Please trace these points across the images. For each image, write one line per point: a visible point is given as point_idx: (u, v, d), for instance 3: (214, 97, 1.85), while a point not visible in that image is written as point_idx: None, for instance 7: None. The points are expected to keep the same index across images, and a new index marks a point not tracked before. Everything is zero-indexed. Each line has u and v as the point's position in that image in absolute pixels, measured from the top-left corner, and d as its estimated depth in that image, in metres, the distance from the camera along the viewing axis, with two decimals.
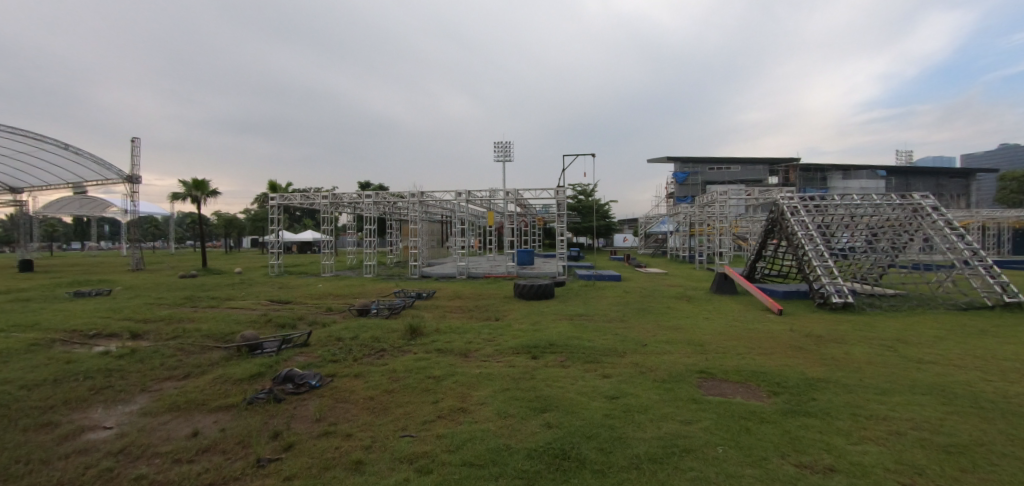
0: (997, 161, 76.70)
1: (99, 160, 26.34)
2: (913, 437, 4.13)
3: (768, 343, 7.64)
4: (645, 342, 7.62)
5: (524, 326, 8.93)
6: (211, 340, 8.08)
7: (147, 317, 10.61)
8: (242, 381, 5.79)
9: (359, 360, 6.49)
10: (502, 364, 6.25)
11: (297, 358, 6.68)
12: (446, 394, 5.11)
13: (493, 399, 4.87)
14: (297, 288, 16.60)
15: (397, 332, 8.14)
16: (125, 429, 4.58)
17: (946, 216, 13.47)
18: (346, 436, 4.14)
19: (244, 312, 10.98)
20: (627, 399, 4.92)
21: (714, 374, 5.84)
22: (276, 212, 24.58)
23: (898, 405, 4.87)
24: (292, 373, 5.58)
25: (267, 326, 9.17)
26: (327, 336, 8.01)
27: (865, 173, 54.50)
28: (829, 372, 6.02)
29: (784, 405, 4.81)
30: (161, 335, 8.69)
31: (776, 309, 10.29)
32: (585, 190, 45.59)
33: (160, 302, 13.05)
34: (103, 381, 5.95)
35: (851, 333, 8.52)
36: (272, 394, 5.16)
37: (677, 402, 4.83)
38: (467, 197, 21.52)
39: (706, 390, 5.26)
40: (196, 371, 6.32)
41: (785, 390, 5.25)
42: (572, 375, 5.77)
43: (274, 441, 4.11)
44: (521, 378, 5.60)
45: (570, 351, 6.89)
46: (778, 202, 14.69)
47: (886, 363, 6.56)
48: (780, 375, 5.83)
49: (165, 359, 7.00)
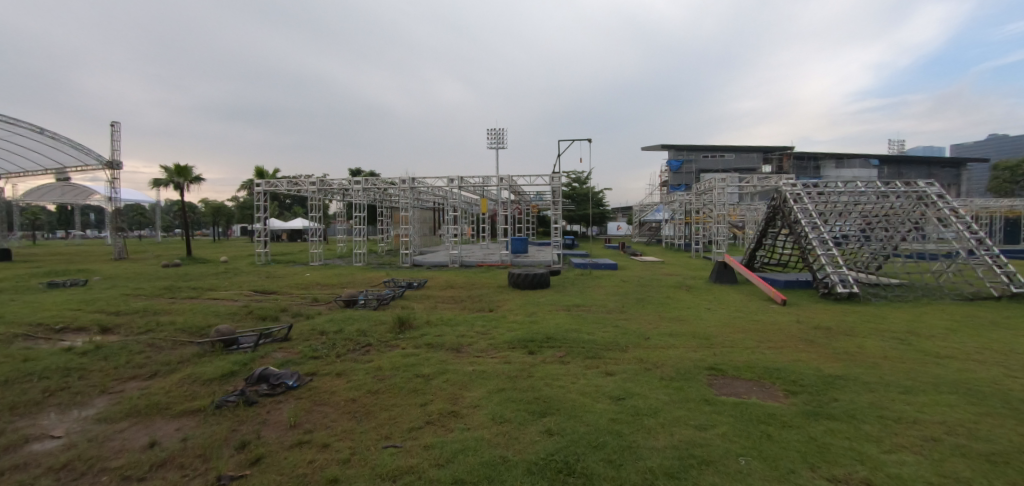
0: (987, 150, 77.36)
1: (77, 144, 25.27)
2: (950, 444, 3.76)
3: (777, 336, 7.25)
4: (649, 335, 7.20)
5: (519, 318, 8.48)
6: (184, 334, 7.55)
7: (120, 309, 10.01)
8: (212, 380, 5.29)
9: (343, 357, 6.00)
10: (498, 360, 5.80)
11: (275, 354, 6.18)
12: (436, 395, 4.65)
13: (487, 402, 4.43)
14: (284, 277, 16.05)
15: (385, 324, 7.65)
16: (74, 440, 4.08)
17: (952, 204, 13.14)
18: (321, 447, 3.68)
19: (224, 303, 10.44)
20: (634, 400, 4.51)
21: (724, 371, 5.43)
22: (262, 198, 23.82)
23: (926, 407, 4.50)
24: (267, 373, 5.12)
25: (248, 319, 8.65)
26: (310, 329, 7.52)
27: (857, 162, 54.76)
28: (846, 369, 5.64)
29: (806, 406, 4.42)
30: (133, 329, 8.14)
31: (779, 299, 9.92)
32: (579, 177, 45.04)
33: (136, 293, 12.44)
34: (58, 382, 5.41)
35: (861, 325, 8.17)
36: (243, 397, 4.70)
37: (689, 404, 4.42)
38: (459, 184, 20.86)
39: (717, 389, 4.86)
40: (165, 370, 5.81)
41: (803, 390, 4.86)
42: (572, 373, 5.34)
43: (239, 454, 3.64)
44: (518, 377, 5.15)
45: (569, 346, 6.47)
46: (781, 189, 14.33)
47: (903, 358, 6.20)
48: (796, 372, 5.43)
49: (133, 356, 6.48)
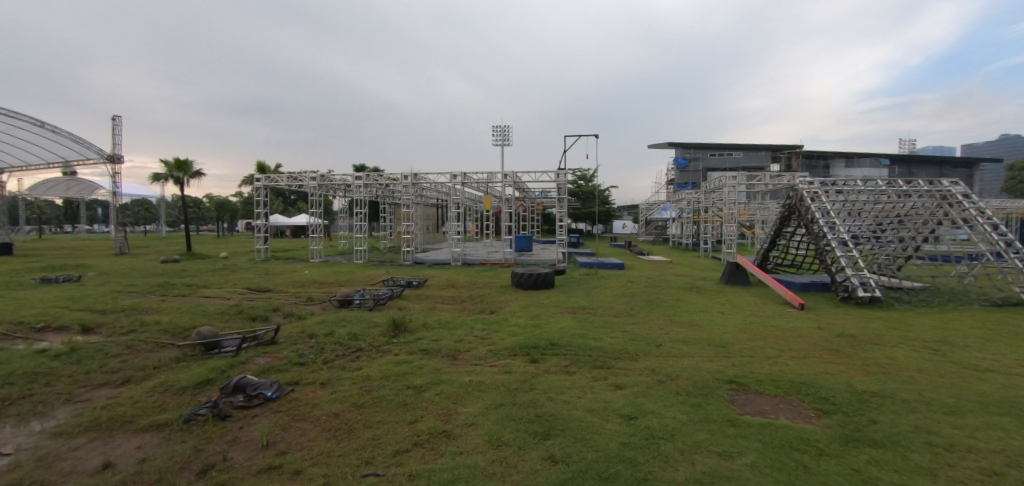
0: (1000, 151, 75.97)
1: (78, 138, 24.98)
2: (1016, 480, 3.24)
3: (799, 344, 6.72)
4: (660, 342, 6.71)
5: (521, 321, 8.01)
6: (168, 336, 7.15)
7: (107, 307, 9.64)
8: (185, 390, 4.86)
9: (330, 364, 5.55)
10: (497, 370, 5.33)
11: (258, 360, 5.74)
12: (427, 411, 4.19)
13: (484, 420, 3.96)
14: (282, 274, 15.67)
15: (379, 327, 7.20)
16: (21, 458, 3.64)
17: (978, 204, 12.51)
18: (292, 474, 3.23)
19: (215, 302, 10.07)
20: (649, 419, 4.03)
21: (746, 385, 4.92)
22: (262, 194, 23.48)
23: (979, 432, 3.99)
24: (244, 382, 4.68)
25: (237, 319, 8.23)
26: (299, 332, 7.07)
27: (867, 161, 53.76)
28: (880, 384, 5.13)
29: (841, 430, 3.92)
30: (116, 329, 7.75)
31: (797, 303, 9.35)
32: (585, 175, 44.38)
33: (127, 290, 12.07)
34: (21, 390, 4.99)
35: (888, 333, 7.64)
36: (215, 409, 4.26)
37: (709, 425, 3.93)
38: (462, 180, 20.36)
39: (739, 406, 4.37)
40: (139, 376, 5.38)
41: (836, 410, 4.35)
42: (579, 385, 4.86)
43: (200, 482, 3.19)
44: (519, 389, 4.68)
45: (574, 354, 5.99)
46: (797, 187, 13.76)
47: (940, 371, 5.68)
48: (826, 388, 4.91)
49: (108, 359, 6.06)
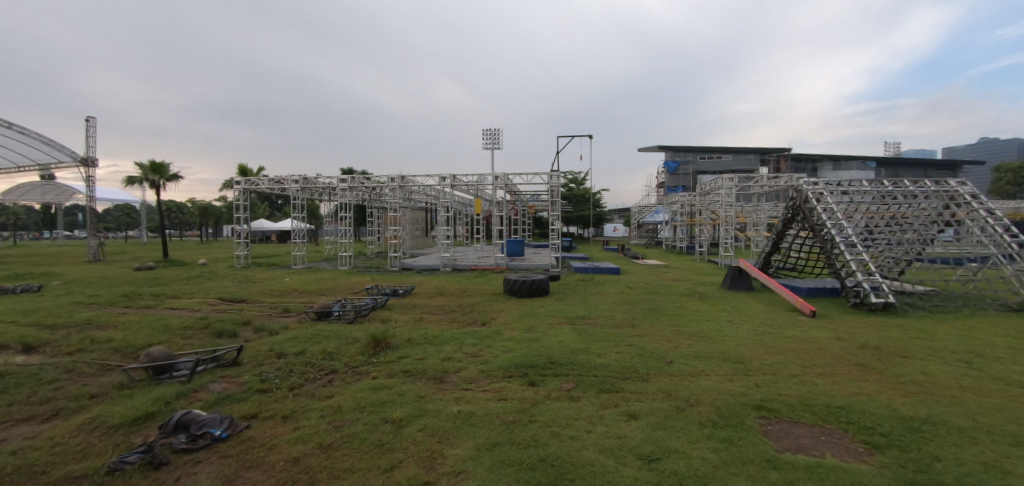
0: (979, 153, 77.51)
1: (47, 139, 23.78)
2: None
3: (823, 360, 6.09)
4: (670, 358, 6.04)
5: (516, 334, 7.31)
6: (117, 357, 6.32)
7: (58, 322, 8.72)
8: (118, 428, 4.08)
9: (297, 391, 4.81)
10: (491, 396, 4.63)
11: (216, 387, 4.97)
12: (407, 454, 3.48)
13: (476, 467, 3.26)
14: (261, 283, 14.79)
15: (357, 344, 6.45)
16: None
17: (987, 205, 12.08)
18: None
19: (180, 315, 9.21)
20: (673, 461, 3.35)
21: (778, 412, 4.28)
22: (242, 197, 22.50)
23: None
24: (189, 417, 3.92)
25: (200, 335, 7.41)
26: (266, 350, 6.29)
27: (854, 164, 54.43)
28: (926, 408, 4.50)
29: (902, 471, 3.29)
30: (59, 348, 6.88)
31: (808, 310, 8.76)
32: (576, 178, 43.91)
33: (88, 302, 11.13)
34: None
35: (912, 343, 7.06)
36: (150, 454, 3.51)
37: (746, 470, 3.26)
38: (451, 182, 19.60)
39: (776, 440, 3.72)
40: (73, 409, 4.58)
41: (888, 443, 3.72)
42: (586, 415, 4.17)
43: None
44: (516, 423, 3.97)
45: (577, 374, 5.30)
46: (801, 188, 13.23)
47: (985, 390, 5.09)
48: (868, 415, 4.27)
49: (40, 387, 5.23)
